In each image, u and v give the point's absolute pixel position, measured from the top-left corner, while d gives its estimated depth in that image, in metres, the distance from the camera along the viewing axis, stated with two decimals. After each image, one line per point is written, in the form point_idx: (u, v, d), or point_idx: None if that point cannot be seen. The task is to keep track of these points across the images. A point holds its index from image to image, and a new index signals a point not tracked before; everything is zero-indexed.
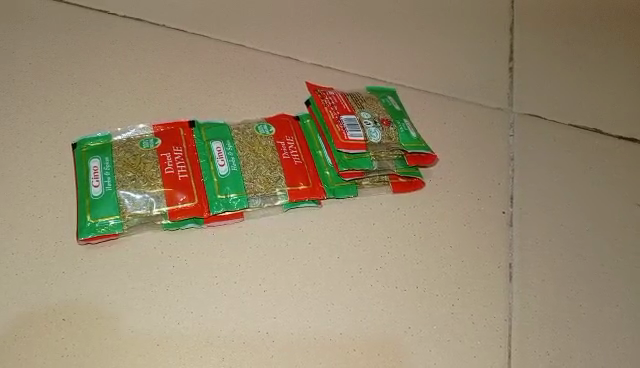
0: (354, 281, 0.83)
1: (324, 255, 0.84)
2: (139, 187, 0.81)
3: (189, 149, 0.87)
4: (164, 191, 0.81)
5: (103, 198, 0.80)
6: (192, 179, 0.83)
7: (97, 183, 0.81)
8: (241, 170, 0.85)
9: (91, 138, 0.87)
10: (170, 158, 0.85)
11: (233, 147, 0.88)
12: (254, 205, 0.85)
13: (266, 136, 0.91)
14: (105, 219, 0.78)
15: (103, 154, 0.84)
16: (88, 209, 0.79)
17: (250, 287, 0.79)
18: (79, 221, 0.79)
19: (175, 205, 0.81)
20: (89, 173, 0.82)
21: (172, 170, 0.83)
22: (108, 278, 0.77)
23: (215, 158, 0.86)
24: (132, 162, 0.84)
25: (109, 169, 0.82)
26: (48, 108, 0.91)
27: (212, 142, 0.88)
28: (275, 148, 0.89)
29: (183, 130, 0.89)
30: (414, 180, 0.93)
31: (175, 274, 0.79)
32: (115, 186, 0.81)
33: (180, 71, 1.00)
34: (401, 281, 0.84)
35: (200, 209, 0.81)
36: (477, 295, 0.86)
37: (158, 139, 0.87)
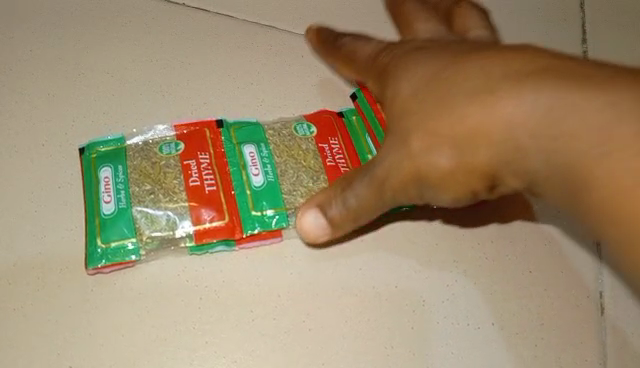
0: (416, 316, 0.71)
1: (381, 285, 0.72)
2: (159, 202, 0.69)
3: (218, 155, 0.73)
4: (190, 208, 0.69)
5: (115, 218, 0.67)
6: (221, 192, 0.71)
7: (108, 198, 0.69)
8: (278, 180, 0.72)
9: (101, 141, 0.74)
10: (196, 166, 0.72)
11: (269, 152, 0.74)
12: (294, 222, 0.72)
13: (306, 137, 0.77)
14: (119, 243, 0.66)
15: (115, 162, 0.71)
16: (99, 231, 0.66)
17: (293, 324, 0.68)
18: (87, 245, 0.66)
19: (201, 225, 0.68)
20: (98, 187, 0.70)
21: (198, 182, 0.71)
22: (126, 314, 0.65)
23: (248, 165, 0.73)
24: (150, 172, 0.71)
25: (122, 181, 0.70)
26: (54, 106, 0.77)
27: (244, 146, 0.74)
28: (318, 153, 0.76)
29: (209, 131, 0.76)
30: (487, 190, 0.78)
31: (202, 308, 0.67)
32: (130, 202, 0.69)
33: (207, 58, 0.85)
34: (474, 317, 0.73)
35: (232, 230, 0.69)
36: (561, 330, 0.74)
37: (181, 143, 0.74)
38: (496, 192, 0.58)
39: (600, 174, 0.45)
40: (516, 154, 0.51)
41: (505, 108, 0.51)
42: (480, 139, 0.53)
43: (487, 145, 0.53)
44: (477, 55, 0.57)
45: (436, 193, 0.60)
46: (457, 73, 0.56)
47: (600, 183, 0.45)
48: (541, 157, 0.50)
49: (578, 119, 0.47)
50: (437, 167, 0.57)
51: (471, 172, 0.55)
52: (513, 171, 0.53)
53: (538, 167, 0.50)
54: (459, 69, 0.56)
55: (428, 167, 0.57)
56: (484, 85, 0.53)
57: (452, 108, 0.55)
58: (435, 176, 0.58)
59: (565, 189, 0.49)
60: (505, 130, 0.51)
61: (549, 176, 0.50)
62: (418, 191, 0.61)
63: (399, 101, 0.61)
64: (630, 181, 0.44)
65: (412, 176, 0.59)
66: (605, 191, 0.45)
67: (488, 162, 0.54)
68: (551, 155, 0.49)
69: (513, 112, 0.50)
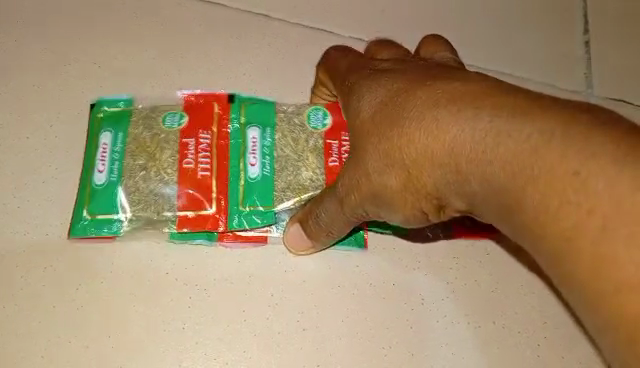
0: (414, 315, 0.74)
1: (375, 285, 0.75)
2: (149, 179, 0.70)
3: (220, 137, 0.72)
4: (177, 193, 0.69)
5: (104, 190, 0.70)
6: (214, 179, 0.70)
7: (102, 168, 0.71)
8: (274, 175, 0.71)
9: (110, 101, 0.75)
10: (194, 145, 0.71)
11: (271, 140, 0.72)
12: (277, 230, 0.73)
13: (316, 132, 0.72)
14: (103, 216, 0.69)
15: (117, 128, 0.72)
16: (87, 200, 0.70)
17: (286, 325, 0.71)
18: (76, 212, 0.70)
19: (185, 212, 0.69)
20: (97, 151, 0.72)
21: (192, 164, 0.70)
22: (121, 305, 0.70)
23: (247, 152, 0.71)
24: (147, 144, 0.71)
25: (118, 151, 0.71)
26: (57, 98, 0.80)
27: (249, 130, 0.72)
28: (324, 148, 0.71)
29: (219, 108, 0.73)
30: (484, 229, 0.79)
31: (192, 308, 0.71)
32: (121, 176, 0.70)
33: (207, 50, 0.86)
34: (477, 316, 0.75)
35: (214, 222, 0.70)
36: (552, 330, 0.76)
37: (186, 116, 0.72)
38: (447, 214, 0.56)
39: (531, 198, 0.45)
40: (458, 177, 0.51)
41: (448, 132, 0.50)
42: (424, 161, 0.52)
43: (432, 167, 0.52)
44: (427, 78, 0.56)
45: (390, 215, 0.60)
46: (411, 98, 0.54)
47: (535, 208, 0.44)
48: (477, 181, 0.49)
49: (511, 143, 0.46)
50: (391, 188, 0.56)
51: (420, 194, 0.55)
52: (458, 193, 0.52)
53: (477, 191, 0.50)
54: (418, 93, 0.54)
55: (379, 190, 0.57)
56: (426, 107, 0.52)
57: (402, 130, 0.54)
58: (386, 197, 0.57)
59: (504, 213, 0.48)
60: (448, 154, 0.50)
61: (486, 197, 0.49)
62: (372, 210, 0.60)
63: (358, 121, 0.60)
64: (556, 207, 0.43)
65: (366, 198, 0.59)
66: (536, 214, 0.44)
67: (433, 184, 0.53)
68: (488, 178, 0.48)
69: (452, 135, 0.50)
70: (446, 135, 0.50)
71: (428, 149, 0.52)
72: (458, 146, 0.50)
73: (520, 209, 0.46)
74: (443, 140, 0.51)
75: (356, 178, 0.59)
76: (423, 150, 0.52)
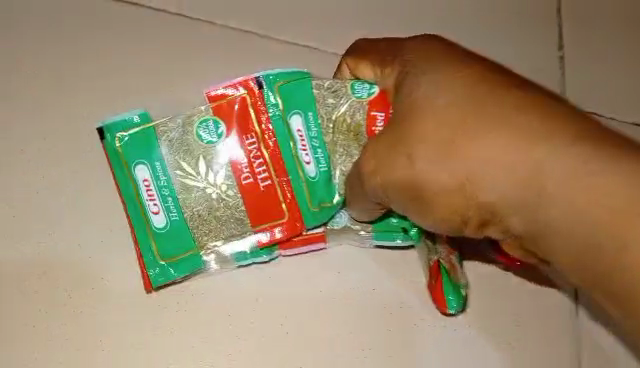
0: (393, 318, 0.71)
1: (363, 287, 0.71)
2: (213, 206, 0.66)
3: (268, 135, 0.65)
4: (248, 209, 0.66)
5: (170, 232, 0.65)
6: (276, 185, 0.65)
7: (157, 208, 0.65)
8: (332, 167, 0.65)
9: (122, 125, 0.65)
10: (243, 153, 0.65)
11: (318, 131, 0.64)
12: (336, 225, 0.69)
13: (360, 102, 0.63)
14: (183, 257, 0.66)
15: (151, 158, 0.65)
16: (157, 247, 0.65)
17: (268, 330, 0.68)
18: (146, 260, 0.65)
19: (260, 224, 0.66)
20: (140, 192, 0.65)
21: (251, 178, 0.65)
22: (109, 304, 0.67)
23: (298, 148, 0.65)
24: (192, 169, 0.65)
25: (164, 184, 0.65)
26: (47, 68, 0.72)
27: (291, 119, 0.64)
28: (367, 125, 0.63)
29: (249, 96, 0.65)
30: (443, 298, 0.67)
31: (176, 314, 0.67)
32: (182, 211, 0.66)
33: (206, 22, 0.76)
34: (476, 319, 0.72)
35: (291, 229, 0.66)
36: (583, 326, 0.74)
37: (221, 123, 0.65)
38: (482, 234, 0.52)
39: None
40: (535, 195, 0.46)
41: (528, 142, 0.46)
42: (504, 172, 0.46)
43: (508, 179, 0.46)
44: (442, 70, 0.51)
45: (415, 215, 0.54)
46: (470, 96, 0.49)
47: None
48: (563, 206, 0.44)
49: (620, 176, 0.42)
50: (447, 198, 0.50)
51: (475, 210, 0.49)
52: (520, 214, 0.47)
53: (556, 218, 0.44)
54: (466, 84, 0.50)
55: (421, 189, 0.51)
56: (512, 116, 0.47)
57: (478, 134, 0.48)
58: (425, 195, 0.51)
59: (571, 236, 0.44)
60: (530, 163, 0.45)
61: (567, 228, 0.44)
62: (401, 206, 0.54)
63: (411, 116, 0.51)
64: None
65: (410, 202, 0.52)
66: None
67: (497, 203, 0.48)
68: (569, 198, 0.44)
69: (550, 153, 0.45)
70: (537, 151, 0.45)
71: (518, 162, 0.46)
72: (560, 169, 0.44)
73: (592, 232, 0.43)
74: (536, 161, 0.45)
75: (392, 163, 0.51)
76: (511, 159, 0.46)
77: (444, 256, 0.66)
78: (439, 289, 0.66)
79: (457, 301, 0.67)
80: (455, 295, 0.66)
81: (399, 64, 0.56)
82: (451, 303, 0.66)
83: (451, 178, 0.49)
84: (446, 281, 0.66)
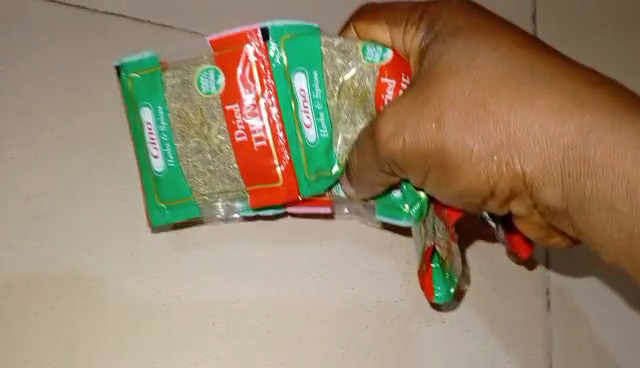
0: (376, 315, 0.70)
1: (344, 284, 0.70)
2: (208, 160, 0.65)
3: (268, 93, 0.64)
4: (243, 171, 0.65)
5: (168, 178, 0.66)
6: (273, 147, 0.64)
7: (156, 153, 0.65)
8: (333, 132, 0.63)
9: (135, 64, 0.65)
10: (239, 111, 0.64)
11: (322, 91, 0.62)
12: (339, 194, 0.68)
13: (371, 66, 0.61)
14: (179, 203, 0.66)
15: (155, 102, 0.65)
16: (156, 191, 0.66)
17: (252, 326, 0.68)
18: (147, 203, 0.66)
19: (254, 186, 0.65)
20: (143, 133, 0.65)
21: (245, 138, 0.64)
22: (69, 293, 0.65)
23: (299, 110, 0.63)
24: (192, 118, 0.65)
25: (165, 130, 0.65)
26: (15, 35, 0.70)
27: (294, 78, 0.62)
28: (376, 91, 0.61)
29: (256, 49, 0.63)
30: (433, 286, 0.63)
31: (154, 313, 0.66)
32: (179, 160, 0.65)
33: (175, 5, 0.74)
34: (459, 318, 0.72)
35: (288, 192, 0.65)
36: (556, 316, 0.74)
37: (221, 74, 0.64)
38: (508, 206, 0.51)
39: None
40: (580, 171, 0.43)
41: (576, 112, 0.43)
42: (537, 140, 0.45)
43: (548, 150, 0.44)
44: (463, 39, 0.50)
45: (435, 183, 0.53)
46: (510, 56, 0.47)
47: None
48: (601, 178, 0.42)
49: None
50: (476, 166, 0.48)
51: (508, 182, 0.48)
52: (557, 185, 0.45)
53: (593, 190, 0.42)
54: (499, 43, 0.49)
55: (445, 154, 0.49)
56: (540, 85, 0.45)
57: (512, 100, 0.46)
58: (446, 160, 0.50)
59: (612, 218, 0.42)
60: (575, 135, 0.43)
61: (602, 200, 0.42)
62: (420, 173, 0.53)
63: (444, 75, 0.49)
64: None
65: (435, 167, 0.51)
66: None
67: (529, 174, 0.46)
68: (618, 177, 0.41)
69: (584, 123, 0.43)
70: (571, 119, 0.43)
71: (550, 131, 0.44)
72: (599, 141, 0.42)
73: (636, 216, 0.40)
74: (570, 131, 0.43)
75: (413, 125, 0.50)
76: (546, 126, 0.44)
77: (437, 243, 0.63)
78: (428, 278, 0.63)
79: (444, 292, 0.63)
80: (443, 285, 0.63)
81: (425, 24, 0.56)
82: (438, 294, 0.63)
83: (479, 145, 0.47)
84: (437, 270, 0.63)
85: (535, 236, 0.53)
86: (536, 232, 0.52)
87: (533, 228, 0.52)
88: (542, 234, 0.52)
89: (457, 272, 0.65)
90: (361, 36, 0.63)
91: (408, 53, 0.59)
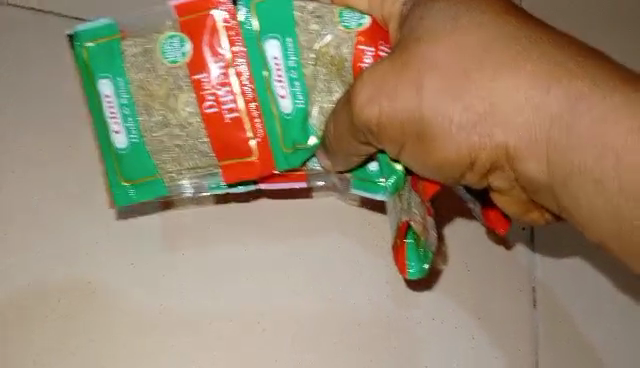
0: (368, 310, 0.69)
1: (332, 279, 0.69)
2: (174, 134, 0.62)
3: (239, 61, 0.60)
4: (214, 145, 0.62)
5: (131, 155, 0.62)
6: (246, 118, 0.61)
7: (117, 129, 0.62)
8: (309, 103, 0.60)
9: (90, 33, 0.61)
10: (208, 80, 0.60)
11: (297, 59, 0.58)
12: (314, 167, 0.66)
13: (348, 32, 0.58)
14: (145, 182, 0.64)
15: (113, 73, 0.61)
16: (119, 168, 0.63)
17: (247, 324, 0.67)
18: (110, 182, 0.64)
19: (227, 160, 0.63)
20: (103, 107, 0.62)
21: (216, 109, 0.60)
22: (65, 300, 0.65)
23: (273, 79, 0.60)
24: (155, 90, 0.61)
25: (126, 104, 0.61)
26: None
27: (266, 45, 0.59)
28: (353, 60, 0.58)
29: (224, 14, 0.59)
30: (405, 261, 0.60)
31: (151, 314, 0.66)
32: (142, 135, 0.62)
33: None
34: (448, 309, 0.71)
35: (263, 167, 0.63)
36: (543, 314, 0.73)
37: (187, 41, 0.60)
38: (489, 180, 0.48)
39: None
40: (566, 141, 0.40)
41: (561, 78, 0.41)
42: (519, 109, 0.42)
43: (533, 119, 0.42)
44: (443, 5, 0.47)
45: (413, 157, 0.50)
46: (494, 19, 0.44)
47: None
48: (590, 150, 0.39)
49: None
50: (456, 137, 0.45)
51: (490, 154, 0.45)
52: (541, 159, 0.42)
53: (583, 163, 0.40)
54: (485, 6, 0.45)
55: (422, 125, 0.46)
56: (522, 52, 0.42)
57: (495, 67, 0.43)
58: (424, 131, 0.46)
59: (598, 191, 0.40)
60: (562, 103, 0.40)
61: (591, 174, 0.40)
62: (398, 145, 0.50)
63: (422, 40, 0.46)
64: None
65: (413, 137, 0.48)
66: None
67: (511, 145, 0.43)
68: (604, 147, 0.39)
69: (563, 92, 0.41)
70: (553, 88, 0.41)
71: (534, 99, 0.41)
72: (587, 111, 0.40)
73: (626, 191, 0.38)
74: (554, 100, 0.41)
75: (389, 94, 0.47)
76: (530, 94, 0.42)
77: (413, 218, 0.59)
78: (402, 254, 0.60)
79: (418, 269, 0.60)
80: (417, 261, 0.60)
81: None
82: (411, 270, 0.60)
83: (459, 114, 0.44)
84: (411, 245, 0.60)
85: (515, 211, 0.50)
86: (516, 207, 0.50)
87: (513, 202, 0.49)
88: (521, 209, 0.50)
89: (431, 248, 0.61)
90: (336, 1, 0.60)
91: (387, 19, 0.56)
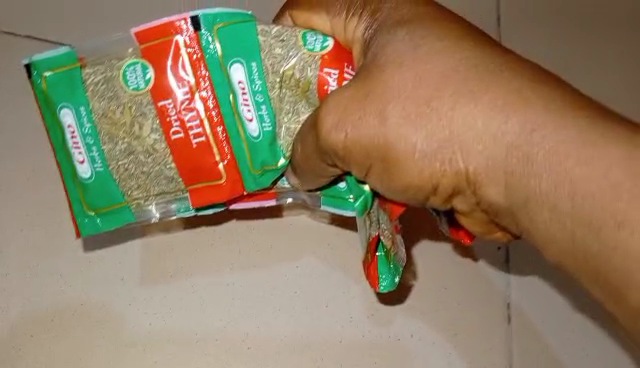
0: (346, 327, 0.73)
1: (312, 296, 0.74)
2: (140, 160, 0.61)
3: (204, 86, 0.60)
4: (181, 169, 0.62)
5: (97, 184, 0.62)
6: (213, 142, 0.61)
7: (81, 158, 0.61)
8: (275, 125, 0.60)
9: (49, 62, 0.60)
10: (173, 106, 0.60)
11: (262, 82, 0.59)
12: (284, 185, 0.66)
13: (312, 55, 0.58)
14: (111, 209, 0.63)
15: (75, 103, 0.60)
16: (85, 198, 0.63)
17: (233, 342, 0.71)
18: (76, 211, 0.63)
19: (196, 183, 0.63)
20: (65, 136, 0.61)
21: (182, 134, 0.60)
22: (64, 323, 0.70)
23: (239, 103, 0.60)
24: (119, 117, 0.60)
25: (90, 132, 0.61)
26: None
27: (231, 69, 0.59)
28: (318, 83, 0.58)
29: (186, 40, 0.59)
30: (377, 275, 0.61)
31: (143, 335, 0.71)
32: (107, 163, 0.62)
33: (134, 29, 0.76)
34: (421, 321, 0.75)
35: (231, 190, 0.63)
36: (515, 329, 0.76)
37: (149, 67, 0.59)
38: (451, 203, 0.49)
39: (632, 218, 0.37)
40: (523, 169, 0.41)
41: (518, 108, 0.42)
42: (477, 137, 0.43)
43: (492, 147, 0.43)
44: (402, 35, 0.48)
45: (378, 181, 0.50)
46: (453, 49, 0.45)
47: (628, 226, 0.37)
48: (544, 178, 0.41)
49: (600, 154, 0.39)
50: (418, 164, 0.46)
51: (452, 179, 0.46)
52: (499, 185, 0.43)
53: (540, 189, 0.41)
54: (446, 36, 0.46)
55: (384, 153, 0.47)
56: (478, 82, 0.43)
57: (453, 96, 0.44)
58: (385, 158, 0.47)
59: (555, 217, 0.41)
60: (519, 132, 0.41)
61: (546, 201, 0.41)
62: (362, 170, 0.51)
63: (382, 71, 0.47)
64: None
65: (377, 161, 0.48)
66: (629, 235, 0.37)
67: (470, 171, 0.44)
68: (559, 175, 0.40)
69: (520, 122, 0.42)
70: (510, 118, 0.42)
71: (492, 127, 0.42)
72: (541, 140, 0.41)
73: (578, 215, 0.39)
74: (511, 129, 0.42)
75: (350, 122, 0.48)
76: (487, 124, 0.43)
77: (383, 233, 0.61)
78: (374, 268, 0.61)
79: (390, 282, 0.61)
80: (389, 274, 0.61)
81: (368, 13, 0.53)
82: (383, 283, 0.61)
83: (420, 143, 0.45)
84: (381, 258, 0.61)
85: (478, 231, 0.51)
86: (478, 226, 0.51)
87: (477, 222, 0.50)
88: (484, 229, 0.51)
89: (402, 261, 0.63)
90: (298, 23, 0.59)
91: (351, 42, 0.56)
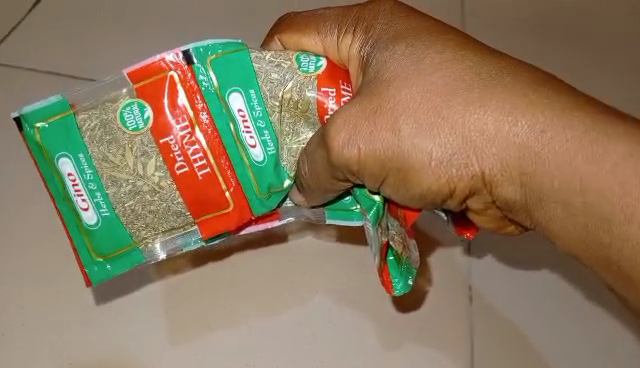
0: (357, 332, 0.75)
1: (321, 305, 0.76)
2: (145, 200, 0.61)
3: (203, 118, 0.60)
4: (189, 203, 0.61)
5: (103, 229, 0.61)
6: (218, 173, 0.61)
7: (85, 205, 0.60)
8: (279, 147, 0.61)
9: (42, 113, 0.59)
10: (175, 142, 0.60)
11: (262, 107, 0.59)
12: (287, 205, 0.66)
13: (308, 75, 0.59)
14: (119, 253, 0.63)
15: (74, 150, 0.59)
16: (92, 244, 0.62)
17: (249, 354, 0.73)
18: (84, 259, 0.62)
19: (204, 215, 0.62)
20: (66, 185, 0.60)
21: (187, 168, 0.60)
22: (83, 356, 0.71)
23: (241, 131, 0.60)
24: (121, 159, 0.60)
25: (91, 178, 0.60)
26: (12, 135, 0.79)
27: (229, 99, 0.59)
28: (317, 102, 0.59)
29: (180, 75, 0.59)
30: (390, 279, 0.61)
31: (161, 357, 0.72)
32: (112, 208, 0.61)
33: None
34: (428, 315, 0.77)
35: (240, 216, 0.63)
36: (499, 314, 0.78)
37: (146, 106, 0.59)
38: (466, 203, 0.50)
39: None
40: (536, 168, 0.44)
41: (527, 109, 0.44)
42: (492, 139, 0.45)
43: (504, 147, 0.45)
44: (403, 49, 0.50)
45: (393, 191, 0.51)
46: (455, 59, 0.48)
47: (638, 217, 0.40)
48: (558, 176, 0.43)
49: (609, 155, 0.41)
50: (436, 171, 0.47)
51: (468, 181, 0.47)
52: (515, 183, 0.46)
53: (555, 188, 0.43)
54: (446, 46, 0.49)
55: (399, 164, 0.48)
56: (483, 86, 0.46)
57: (464, 102, 0.46)
58: (401, 168, 0.48)
59: (570, 213, 0.44)
60: (530, 132, 0.44)
61: (560, 196, 0.43)
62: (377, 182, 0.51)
63: (388, 87, 0.48)
64: None
65: (393, 172, 0.49)
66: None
67: (485, 172, 0.46)
68: (570, 174, 0.43)
69: (526, 119, 0.44)
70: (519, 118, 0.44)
71: (504, 129, 0.44)
72: (551, 139, 0.43)
73: (590, 209, 0.42)
74: (523, 129, 0.44)
75: (362, 138, 0.48)
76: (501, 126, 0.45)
77: (393, 239, 0.62)
78: (386, 273, 0.60)
79: (403, 285, 0.61)
80: (401, 277, 0.61)
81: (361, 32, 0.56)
82: (397, 287, 0.61)
83: (435, 150, 0.47)
84: (392, 263, 0.61)
85: (492, 227, 0.54)
86: (493, 223, 0.53)
87: (490, 220, 0.53)
88: (498, 226, 0.53)
89: (416, 263, 0.63)
90: (289, 48, 0.62)
91: (346, 61, 0.59)
